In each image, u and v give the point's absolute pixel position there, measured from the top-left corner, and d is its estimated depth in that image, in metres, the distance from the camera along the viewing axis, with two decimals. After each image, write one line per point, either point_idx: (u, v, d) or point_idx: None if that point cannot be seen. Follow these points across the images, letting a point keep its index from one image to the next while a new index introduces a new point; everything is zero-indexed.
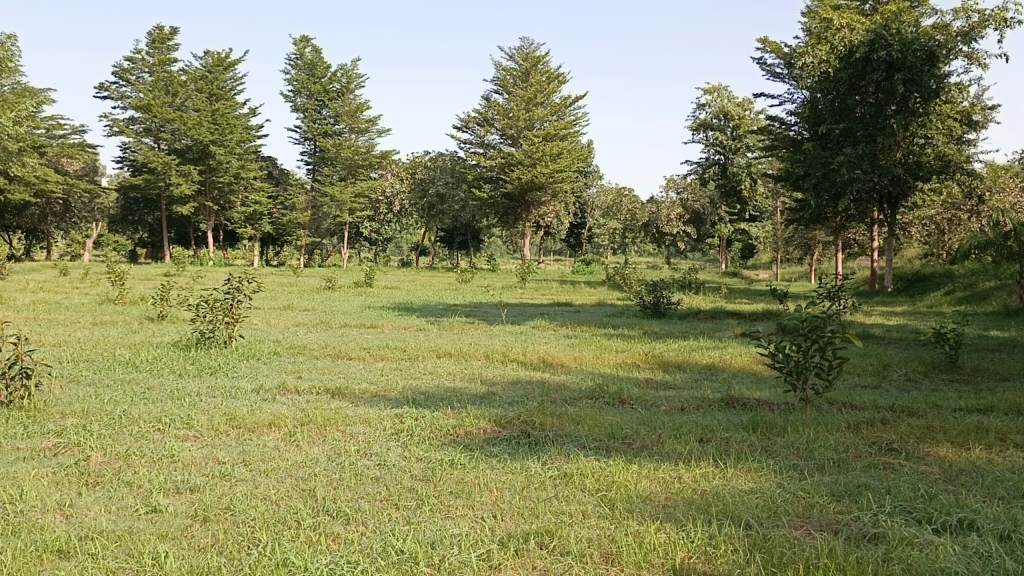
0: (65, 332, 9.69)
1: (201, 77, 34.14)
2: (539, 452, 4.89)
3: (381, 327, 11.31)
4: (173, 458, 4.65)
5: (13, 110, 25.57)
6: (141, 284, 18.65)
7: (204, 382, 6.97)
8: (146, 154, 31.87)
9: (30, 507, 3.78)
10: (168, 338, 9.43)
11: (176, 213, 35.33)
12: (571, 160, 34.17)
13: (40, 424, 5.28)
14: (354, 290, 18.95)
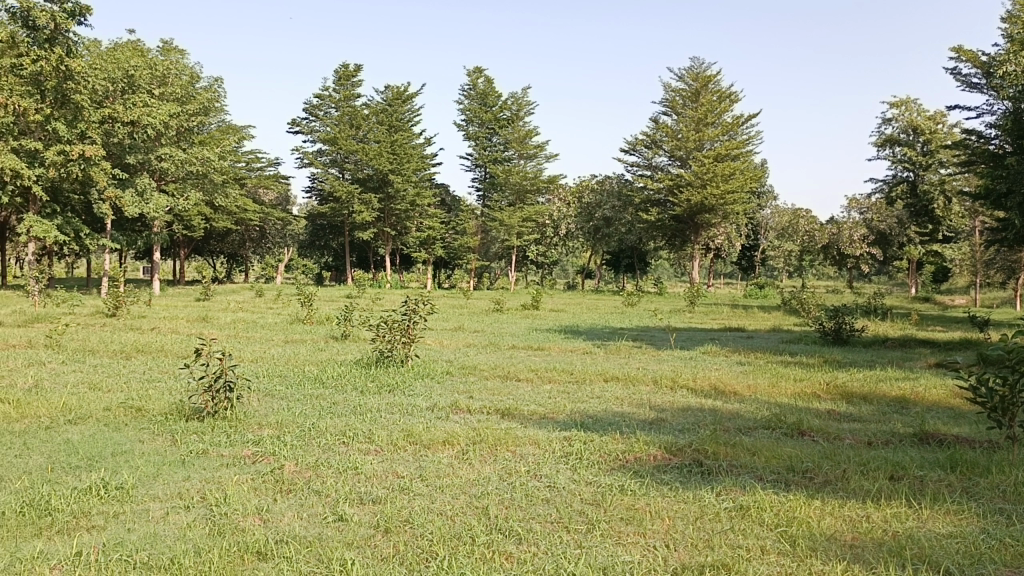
0: (261, 349, 10.50)
1: (383, 110, 36.21)
2: (712, 482, 4.75)
3: (549, 350, 11.42)
4: (357, 470, 4.91)
5: (219, 146, 28.11)
6: (327, 305, 19.85)
7: (383, 399, 7.30)
8: (332, 184, 34.17)
9: (233, 510, 4.10)
10: (350, 356, 9.98)
11: (357, 238, 37.46)
12: (744, 180, 32.82)
13: (240, 434, 5.75)
14: (522, 312, 19.27)
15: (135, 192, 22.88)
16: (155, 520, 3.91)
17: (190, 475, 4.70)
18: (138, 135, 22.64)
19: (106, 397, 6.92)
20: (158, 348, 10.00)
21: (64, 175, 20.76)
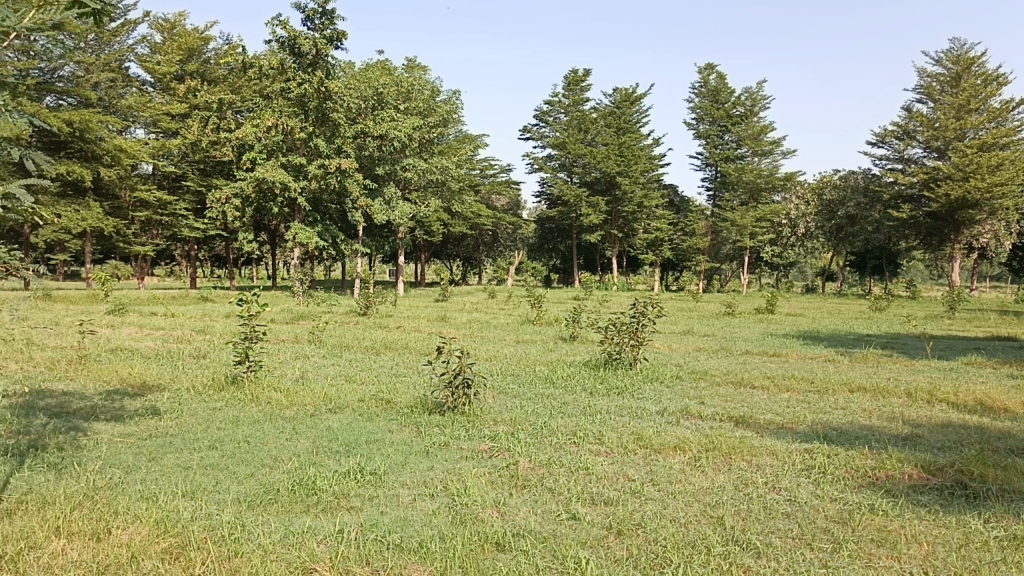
0: (495, 348, 10.96)
1: (611, 112, 36.45)
2: (979, 508, 4.27)
3: (785, 356, 10.85)
4: (588, 470, 4.95)
5: (457, 155, 29.63)
6: (557, 307, 20.29)
7: (613, 401, 7.32)
8: (562, 188, 34.95)
9: (473, 501, 4.29)
10: (580, 357, 10.11)
11: (585, 241, 37.92)
12: (1017, 171, 28.98)
13: (478, 429, 6.02)
14: (755, 316, 18.50)
15: (383, 201, 24.78)
16: (405, 506, 4.19)
17: (433, 465, 4.98)
18: (385, 147, 24.47)
19: (359, 389, 7.54)
20: (404, 345, 10.74)
21: (323, 187, 22.93)
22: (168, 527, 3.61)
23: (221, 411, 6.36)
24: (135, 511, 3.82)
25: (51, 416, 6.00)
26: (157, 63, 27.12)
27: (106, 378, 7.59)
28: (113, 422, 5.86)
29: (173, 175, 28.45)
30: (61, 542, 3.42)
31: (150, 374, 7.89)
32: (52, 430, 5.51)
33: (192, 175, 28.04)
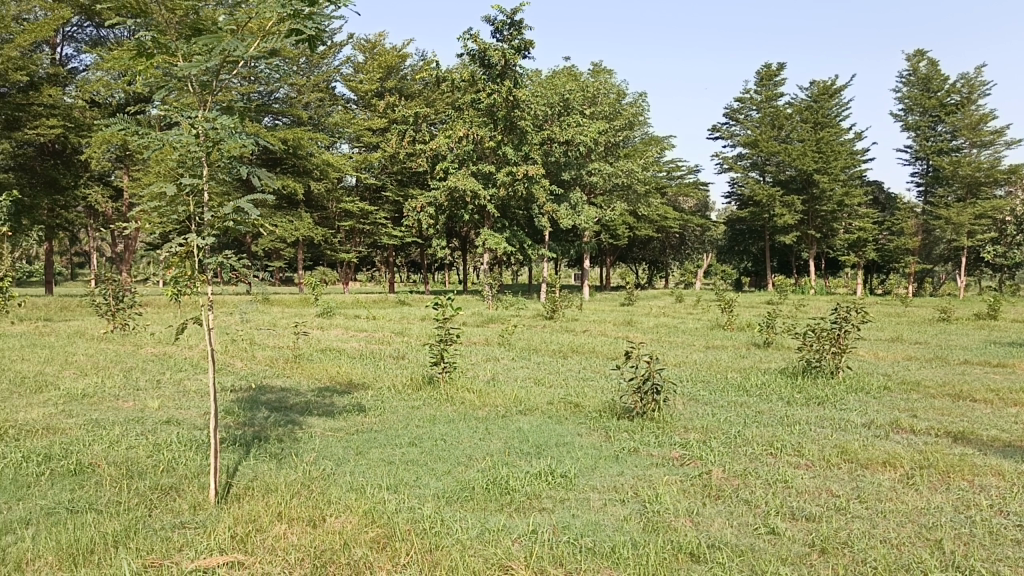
0: (685, 353, 10.76)
1: (807, 107, 35.00)
2: None
3: (1013, 368, 9.81)
4: (787, 483, 4.73)
5: (643, 157, 29.35)
6: (749, 312, 19.52)
7: (812, 412, 6.94)
8: (754, 188, 33.83)
9: (665, 509, 4.21)
10: (775, 365, 9.68)
11: (779, 242, 36.30)
12: None
13: (669, 435, 5.92)
14: (976, 322, 16.86)
15: (569, 206, 25.02)
16: (596, 509, 4.19)
17: (624, 470, 4.95)
18: (572, 153, 24.72)
19: (549, 391, 7.65)
20: (592, 349, 10.79)
21: (511, 194, 23.53)
22: (375, 518, 3.84)
23: (420, 410, 6.69)
24: (345, 501, 4.09)
25: (271, 409, 6.58)
26: (359, 82, 28.99)
27: (318, 375, 8.23)
28: (324, 416, 6.33)
29: (373, 186, 30.35)
30: (282, 526, 3.73)
31: (356, 373, 8.45)
32: (273, 422, 6.04)
33: (390, 186, 29.77)
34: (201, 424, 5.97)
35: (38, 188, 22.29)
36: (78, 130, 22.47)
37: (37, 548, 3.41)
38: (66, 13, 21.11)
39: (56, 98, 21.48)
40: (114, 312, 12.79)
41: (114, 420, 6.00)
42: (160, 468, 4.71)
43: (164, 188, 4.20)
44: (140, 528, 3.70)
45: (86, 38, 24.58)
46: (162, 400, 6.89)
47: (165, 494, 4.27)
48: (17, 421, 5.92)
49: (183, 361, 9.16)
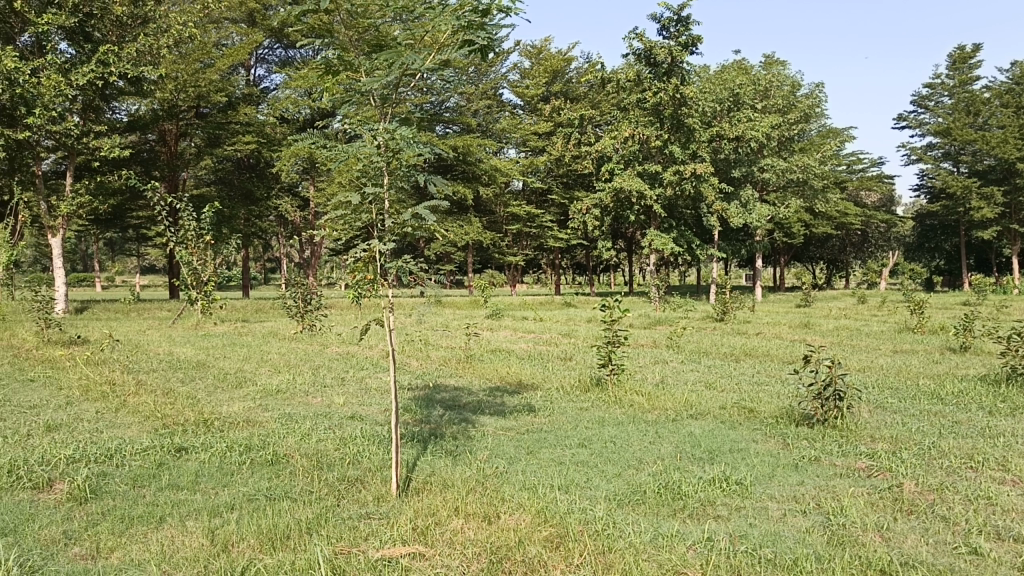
0: (870, 357, 10.12)
1: (1008, 90, 32.24)
2: None
3: None
4: (991, 500, 4.33)
5: (821, 150, 27.86)
6: (943, 314, 17.99)
7: (1019, 423, 6.32)
8: (947, 180, 31.33)
9: (852, 521, 3.98)
10: (974, 371, 8.89)
11: (977, 238, 33.33)
12: None
13: (853, 445, 5.58)
14: None
15: (739, 204, 24.22)
16: (775, 519, 4.03)
17: (804, 480, 4.72)
18: (742, 149, 23.92)
19: (721, 395, 7.43)
20: (766, 353, 10.38)
21: (678, 193, 23.08)
22: (548, 517, 3.88)
23: (589, 411, 6.70)
24: (519, 499, 4.17)
25: (445, 408, 6.81)
26: (525, 87, 29.50)
27: (489, 375, 8.44)
28: (496, 416, 6.49)
29: (540, 189, 30.80)
30: (459, 521, 3.85)
31: (525, 374, 8.58)
32: (447, 420, 6.25)
33: (556, 189, 30.08)
34: (382, 420, 6.29)
35: (236, 200, 24.37)
36: (270, 145, 24.32)
37: (241, 531, 3.72)
38: (259, 37, 22.92)
39: (251, 116, 23.37)
40: (303, 314, 13.73)
41: (304, 415, 6.43)
42: (345, 460, 5.01)
43: (350, 198, 4.46)
44: (330, 517, 3.95)
45: (276, 59, 26.53)
46: (346, 397, 7.32)
47: (351, 486, 4.53)
48: (223, 413, 6.48)
49: (365, 360, 9.67)
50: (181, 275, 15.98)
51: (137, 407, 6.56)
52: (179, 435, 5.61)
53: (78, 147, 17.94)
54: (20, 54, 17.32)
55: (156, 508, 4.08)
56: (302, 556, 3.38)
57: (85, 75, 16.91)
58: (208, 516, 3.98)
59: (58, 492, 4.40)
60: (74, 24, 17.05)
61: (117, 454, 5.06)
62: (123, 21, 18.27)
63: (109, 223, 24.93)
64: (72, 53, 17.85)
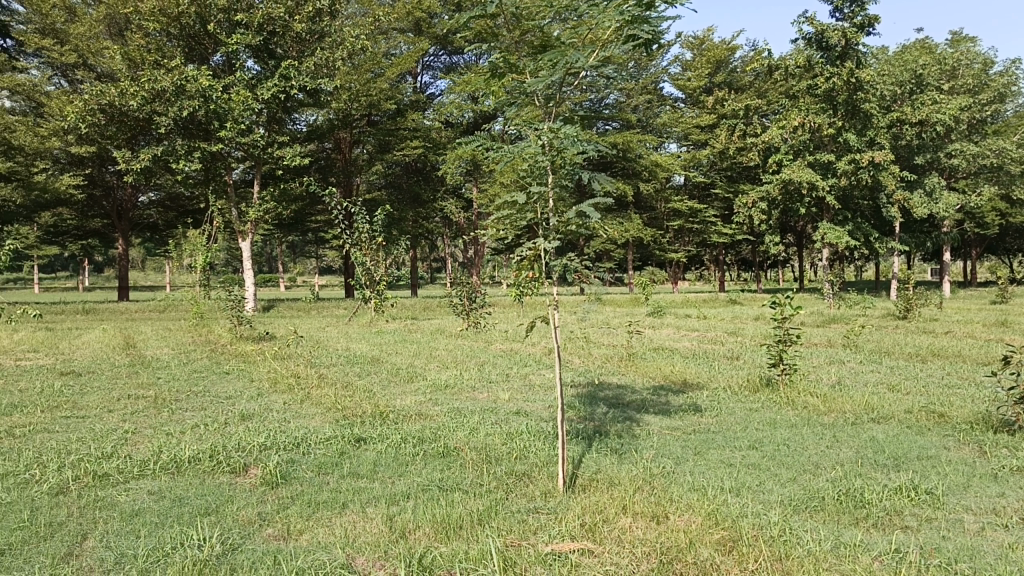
0: None
1: None
2: None
3: None
4: None
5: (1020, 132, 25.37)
6: None
7: None
8: None
9: None
10: None
11: None
12: None
13: None
14: None
15: (922, 194, 22.52)
16: (972, 533, 3.72)
17: (1005, 492, 4.32)
18: (926, 134, 22.22)
19: (907, 399, 6.94)
20: (957, 353, 9.60)
21: (853, 184, 21.80)
22: (720, 520, 3.76)
23: (760, 412, 6.46)
24: (688, 500, 4.09)
25: (610, 406, 6.79)
26: (687, 80, 28.91)
27: (652, 374, 8.34)
28: (661, 415, 6.40)
29: (702, 184, 30.09)
30: (627, 519, 3.82)
31: (691, 372, 8.40)
32: (612, 418, 6.23)
33: (720, 183, 29.29)
34: (548, 416, 6.36)
35: (404, 203, 25.45)
36: (436, 149, 25.19)
37: (417, 519, 3.88)
38: (425, 45, 23.75)
39: (418, 121, 24.27)
40: (468, 312, 14.14)
41: (472, 409, 6.62)
42: (513, 454, 5.11)
43: (516, 197, 4.51)
44: (499, 509, 4.04)
45: (441, 66, 27.44)
46: (511, 393, 7.47)
47: (519, 480, 4.61)
48: (397, 406, 6.80)
49: (529, 357, 9.82)
50: (356, 274, 16.92)
51: (320, 399, 7.01)
52: (358, 426, 5.93)
53: (264, 157, 19.38)
54: (213, 72, 19.13)
55: (339, 494, 4.33)
56: (474, 547, 3.48)
57: (270, 89, 18.27)
58: (386, 504, 4.17)
59: (252, 476, 4.78)
60: (260, 41, 18.49)
61: (303, 442, 5.42)
62: (303, 37, 19.39)
63: (291, 227, 26.79)
64: (258, 69, 19.32)
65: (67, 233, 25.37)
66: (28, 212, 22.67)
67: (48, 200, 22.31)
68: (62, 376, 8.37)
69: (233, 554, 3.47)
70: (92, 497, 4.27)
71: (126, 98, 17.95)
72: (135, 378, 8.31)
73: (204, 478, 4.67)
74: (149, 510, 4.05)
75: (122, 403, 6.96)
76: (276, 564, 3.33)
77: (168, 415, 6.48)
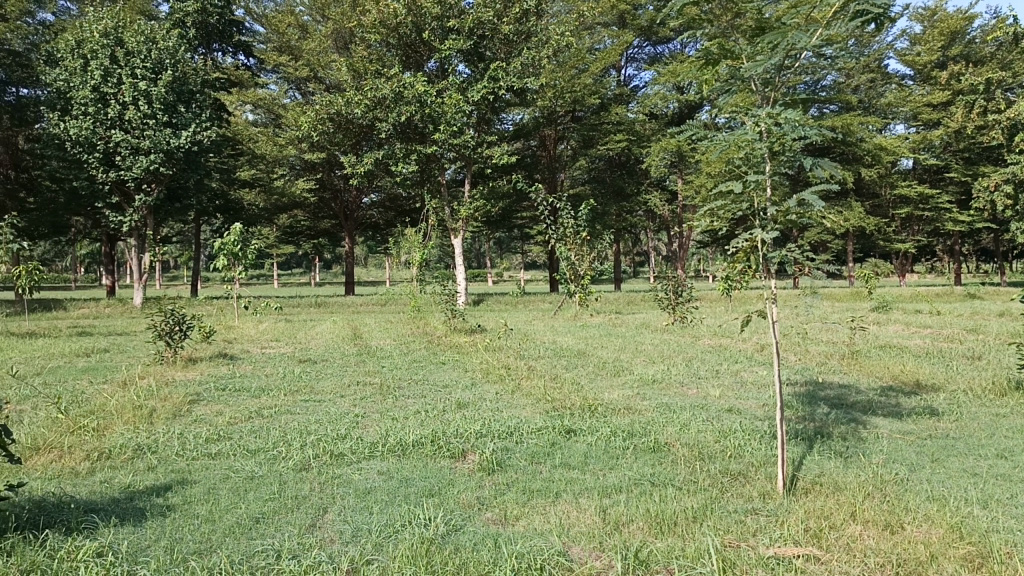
0: None
1: None
2: None
3: None
4: None
5: None
6: None
7: None
8: None
9: None
10: None
11: None
12: None
13: None
14: None
15: None
16: None
17: None
18: None
19: None
20: None
21: None
22: (965, 535, 3.44)
23: (1009, 419, 5.82)
24: (926, 511, 3.77)
25: (832, 406, 6.41)
26: (915, 55, 26.62)
27: (879, 373, 7.77)
28: (892, 418, 5.94)
29: (933, 168, 27.60)
30: (857, 527, 3.59)
31: (923, 373, 7.72)
32: (835, 419, 5.88)
33: (955, 166, 26.72)
34: (763, 415, 6.11)
35: (608, 198, 25.48)
36: (640, 142, 24.97)
37: (631, 512, 3.87)
38: (629, 37, 23.54)
39: (622, 115, 24.16)
40: (675, 306, 13.90)
41: (682, 405, 6.51)
42: (728, 453, 4.96)
43: (732, 186, 4.32)
44: (715, 508, 3.93)
45: (646, 57, 27.20)
46: (723, 389, 7.26)
47: (734, 480, 4.46)
48: (605, 399, 6.83)
49: (740, 353, 9.50)
50: (562, 269, 17.22)
51: (530, 390, 7.20)
52: (568, 418, 6.02)
53: (473, 157, 20.16)
54: (427, 77, 20.16)
55: (553, 484, 4.42)
56: (691, 544, 3.42)
57: (479, 91, 18.87)
58: (599, 496, 4.20)
59: (470, 461, 5.00)
60: (470, 45, 19.21)
61: (516, 432, 5.59)
62: (510, 39, 19.76)
63: (499, 223, 27.69)
64: (468, 72, 20.05)
65: (300, 233, 27.82)
66: (269, 214, 25.11)
67: (284, 202, 24.61)
68: (301, 364, 9.20)
69: (455, 534, 3.66)
70: (331, 473, 4.66)
71: (351, 107, 19.79)
72: (362, 366, 8.96)
73: (427, 462, 4.95)
74: (379, 488, 4.36)
75: (352, 389, 7.54)
76: (497, 546, 3.46)
77: (391, 401, 6.94)
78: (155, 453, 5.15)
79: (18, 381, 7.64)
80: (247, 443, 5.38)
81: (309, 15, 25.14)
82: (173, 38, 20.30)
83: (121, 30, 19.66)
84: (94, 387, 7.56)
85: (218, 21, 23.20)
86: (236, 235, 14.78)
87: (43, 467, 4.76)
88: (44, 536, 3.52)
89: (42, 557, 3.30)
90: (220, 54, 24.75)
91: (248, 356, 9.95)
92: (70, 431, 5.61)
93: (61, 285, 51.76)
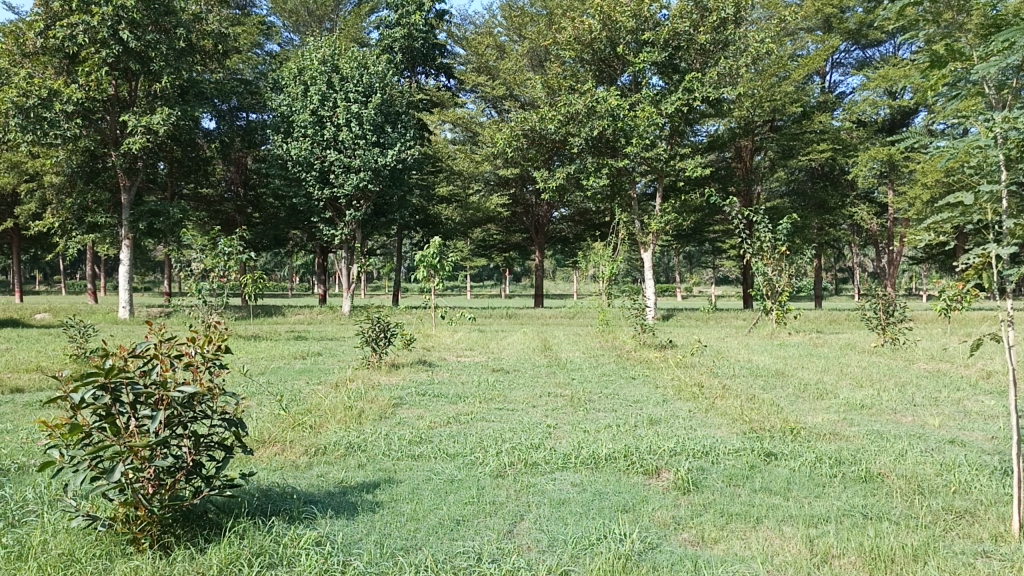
0: None
1: None
2: None
3: None
4: None
5: None
6: None
7: None
8: None
9: None
10: None
11: None
12: None
13: None
14: None
15: None
16: None
17: None
18: None
19: None
20: None
21: None
22: None
23: None
24: None
25: None
26: None
27: None
28: None
29: None
30: None
31: None
32: None
33: None
34: (992, 449, 5.55)
35: (809, 210, 24.26)
36: (846, 151, 23.58)
37: (842, 545, 3.63)
38: (836, 40, 22.33)
39: (826, 123, 22.96)
40: (884, 326, 12.98)
41: (896, 434, 6.04)
42: (951, 488, 4.54)
43: (961, 198, 3.89)
44: (939, 547, 3.61)
45: (853, 62, 25.77)
46: (944, 418, 6.67)
47: (960, 518, 4.07)
48: (808, 424, 6.48)
49: (962, 380, 8.68)
50: (758, 284, 16.65)
51: (725, 410, 6.95)
52: (767, 441, 5.77)
53: (666, 169, 19.88)
54: (621, 91, 20.23)
55: (753, 508, 4.24)
56: None
57: (673, 103, 18.61)
58: (805, 525, 3.98)
59: (664, 479, 4.90)
60: (664, 57, 19.10)
61: (712, 452, 5.43)
62: (707, 48, 19.37)
63: (690, 238, 27.13)
64: (663, 85, 19.88)
65: (494, 247, 28.66)
66: (465, 228, 26.12)
67: (479, 217, 25.51)
68: (494, 372, 9.50)
69: (652, 552, 3.59)
70: (526, 482, 4.74)
71: (546, 123, 20.30)
72: (552, 378, 9.05)
73: (621, 476, 4.91)
74: (573, 499, 4.38)
75: (543, 399, 7.65)
76: (696, 568, 3.37)
77: (584, 413, 6.96)
78: (365, 451, 5.49)
79: (246, 378, 8.48)
80: (447, 447, 5.59)
81: (506, 36, 26.04)
82: (382, 63, 21.70)
83: (337, 57, 21.32)
84: (310, 388, 8.18)
85: (423, 44, 24.45)
86: (436, 248, 15.46)
87: (269, 458, 5.23)
88: (272, 523, 3.84)
89: (270, 542, 3.60)
90: (424, 76, 26.13)
91: (444, 364, 10.37)
92: (292, 427, 6.11)
93: (282, 293, 57.15)
